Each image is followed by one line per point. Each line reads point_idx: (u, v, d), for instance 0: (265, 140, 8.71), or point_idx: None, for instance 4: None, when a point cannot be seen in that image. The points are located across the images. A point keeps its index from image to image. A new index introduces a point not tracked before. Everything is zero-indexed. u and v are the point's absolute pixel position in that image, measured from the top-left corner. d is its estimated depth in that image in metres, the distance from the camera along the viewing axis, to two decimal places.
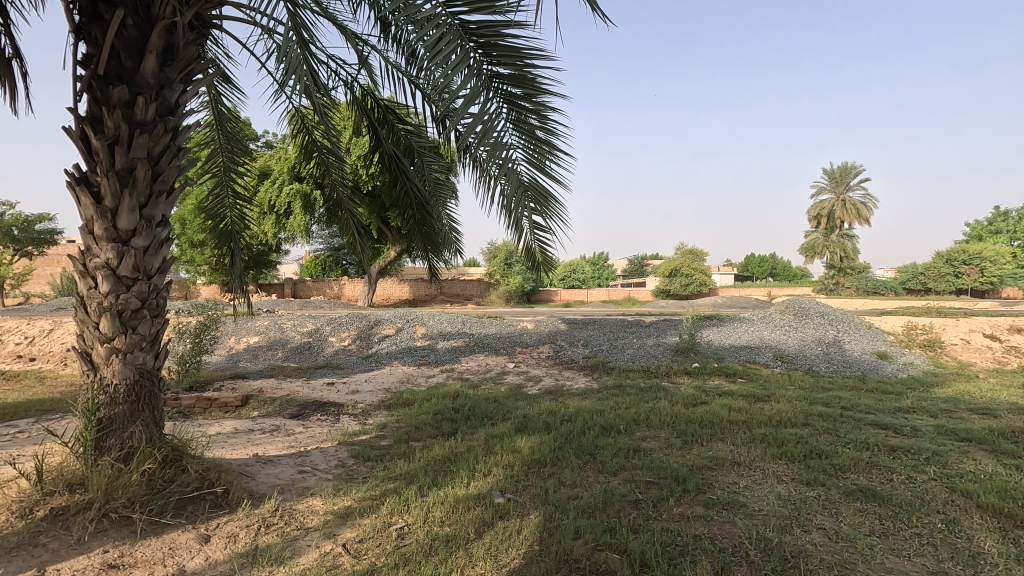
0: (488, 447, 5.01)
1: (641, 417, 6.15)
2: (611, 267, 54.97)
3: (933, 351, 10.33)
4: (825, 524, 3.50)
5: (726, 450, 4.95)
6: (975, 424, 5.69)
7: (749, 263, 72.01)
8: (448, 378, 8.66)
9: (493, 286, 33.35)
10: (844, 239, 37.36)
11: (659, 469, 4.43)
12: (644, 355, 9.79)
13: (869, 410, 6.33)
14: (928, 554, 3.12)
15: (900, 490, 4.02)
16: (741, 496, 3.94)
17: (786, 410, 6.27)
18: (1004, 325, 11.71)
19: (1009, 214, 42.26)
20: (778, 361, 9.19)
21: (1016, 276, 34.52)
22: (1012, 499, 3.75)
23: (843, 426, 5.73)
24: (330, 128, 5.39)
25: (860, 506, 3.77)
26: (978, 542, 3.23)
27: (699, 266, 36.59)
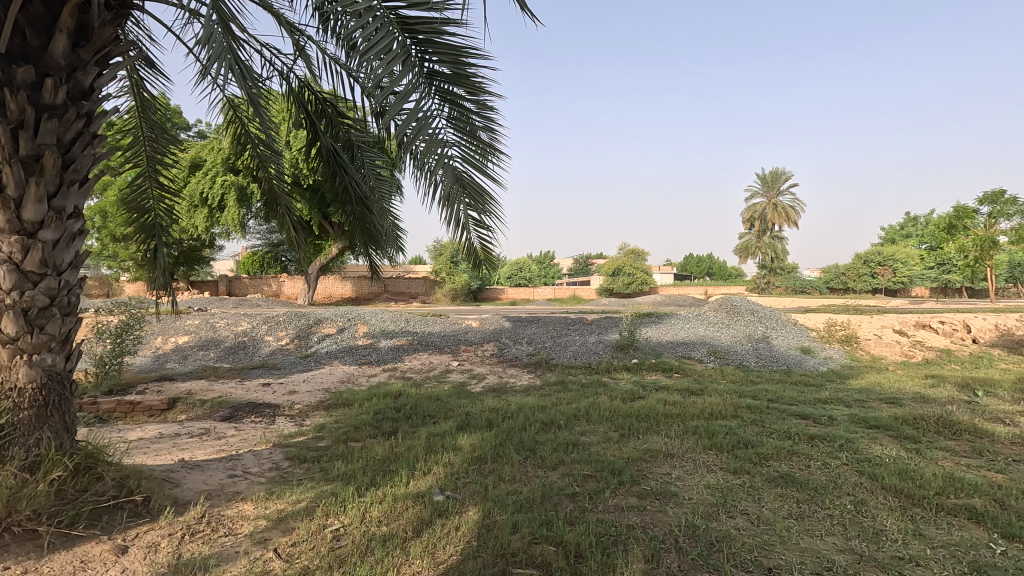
0: (428, 446, 4.98)
1: (582, 412, 6.30)
2: (557, 266, 55.78)
3: (850, 345, 11.11)
4: (749, 510, 3.70)
5: (661, 443, 5.14)
6: (884, 412, 6.17)
7: (688, 263, 74.88)
8: (390, 377, 8.54)
9: (439, 284, 33.14)
10: (774, 241, 39.42)
11: (597, 462, 4.55)
12: (586, 352, 9.99)
13: (793, 402, 6.74)
14: (838, 533, 3.37)
15: (816, 475, 4.31)
16: (672, 486, 4.11)
17: (717, 402, 6.59)
18: (912, 321, 12.74)
19: (918, 219, 45.96)
20: (712, 357, 9.62)
21: (923, 277, 37.55)
22: (910, 480, 4.11)
23: (768, 417, 6.08)
24: (265, 120, 5.20)
25: (781, 491, 4.02)
26: (881, 520, 3.52)
27: (640, 266, 37.76)
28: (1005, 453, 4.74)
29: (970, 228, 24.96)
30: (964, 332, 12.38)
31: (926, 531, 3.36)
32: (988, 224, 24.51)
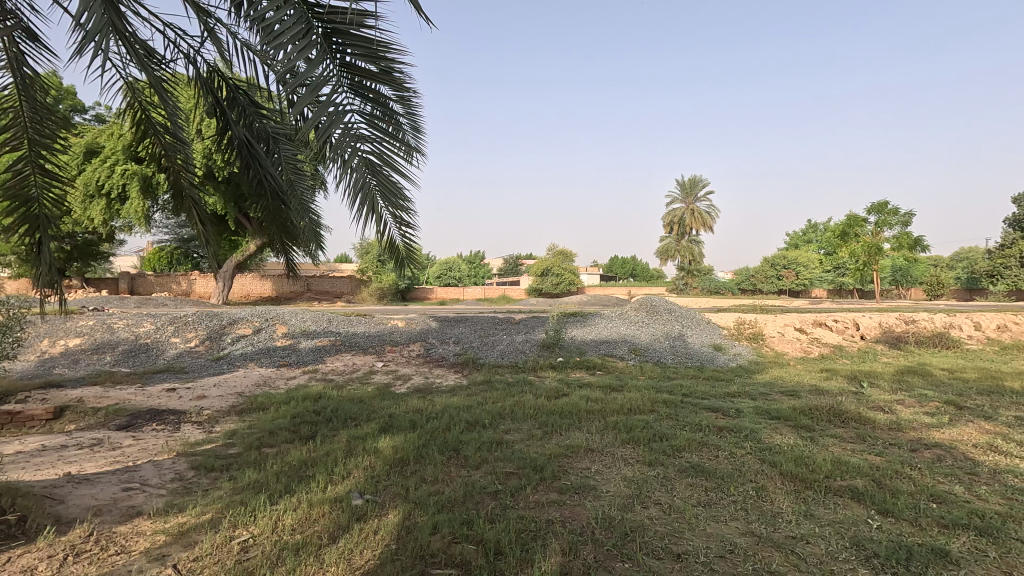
0: (348, 450, 4.84)
1: (507, 410, 6.35)
2: (487, 266, 55.93)
3: (757, 342, 11.93)
4: (662, 500, 3.88)
5: (582, 438, 5.28)
6: (784, 404, 6.68)
7: (613, 264, 77.42)
8: (310, 379, 8.21)
9: (365, 283, 32.29)
10: (693, 245, 41.47)
11: (519, 459, 4.61)
12: (513, 351, 10.08)
13: (705, 396, 7.14)
14: (740, 518, 3.61)
15: (723, 464, 4.59)
16: (591, 480, 4.24)
17: (636, 398, 6.87)
18: (810, 319, 13.86)
19: (817, 226, 50.14)
20: (633, 354, 10.01)
21: (822, 279, 40.95)
22: (804, 465, 4.47)
23: (682, 411, 6.41)
24: (170, 106, 4.84)
25: (691, 481, 4.25)
26: (778, 504, 3.81)
27: (568, 267, 38.61)
28: (883, 438, 5.28)
29: (860, 236, 27.48)
30: (853, 330, 13.64)
31: (816, 512, 3.67)
32: (875, 233, 27.11)
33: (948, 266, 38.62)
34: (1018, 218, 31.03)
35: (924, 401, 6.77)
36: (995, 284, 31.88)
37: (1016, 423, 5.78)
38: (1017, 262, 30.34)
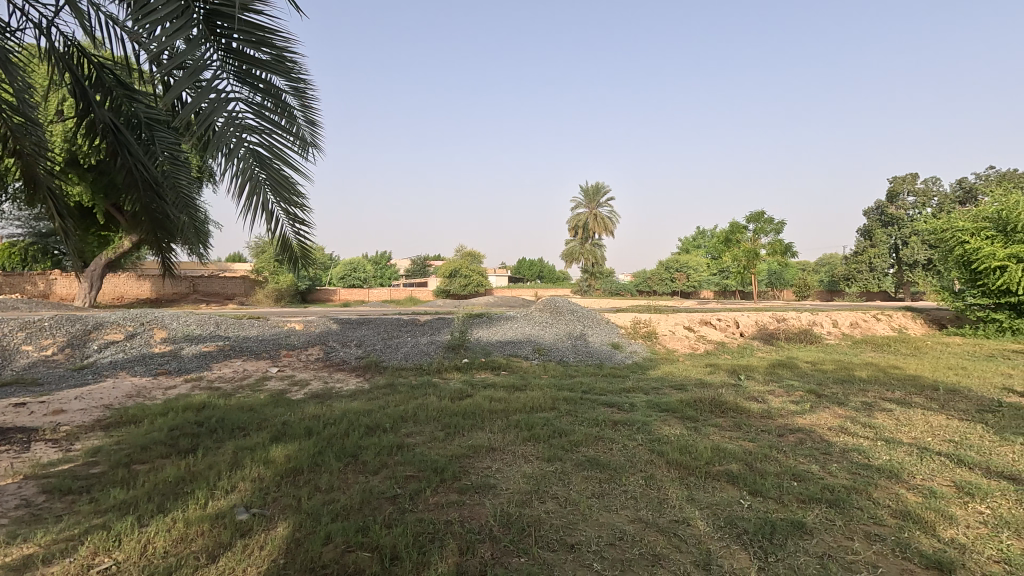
0: (235, 461, 4.51)
1: (409, 413, 6.24)
2: (394, 267, 54.67)
3: (651, 340, 12.69)
4: (559, 494, 4.01)
5: (485, 438, 5.33)
6: (673, 397, 7.16)
7: (521, 266, 78.80)
8: (193, 387, 7.56)
9: (260, 284, 30.31)
10: (596, 248, 43.13)
11: (420, 462, 4.55)
12: (417, 353, 9.93)
13: (603, 392, 7.47)
14: (630, 506, 3.81)
15: (616, 456, 4.83)
16: (492, 479, 4.28)
17: (538, 396, 7.04)
18: (697, 318, 14.97)
19: (706, 233, 54.30)
20: (536, 354, 10.26)
21: (710, 282, 44.36)
22: (687, 453, 4.82)
23: (581, 407, 6.66)
24: (17, 82, 4.25)
25: (586, 474, 4.43)
26: (664, 491, 4.07)
27: (476, 268, 38.76)
28: (755, 425, 5.82)
29: (741, 242, 30.11)
30: (734, 327, 14.92)
31: (696, 496, 3.96)
32: (753, 239, 29.84)
33: (813, 269, 43.45)
34: (867, 229, 35.57)
35: (790, 391, 7.55)
36: (849, 286, 36.31)
37: (862, 408, 6.62)
38: (867, 267, 34.78)
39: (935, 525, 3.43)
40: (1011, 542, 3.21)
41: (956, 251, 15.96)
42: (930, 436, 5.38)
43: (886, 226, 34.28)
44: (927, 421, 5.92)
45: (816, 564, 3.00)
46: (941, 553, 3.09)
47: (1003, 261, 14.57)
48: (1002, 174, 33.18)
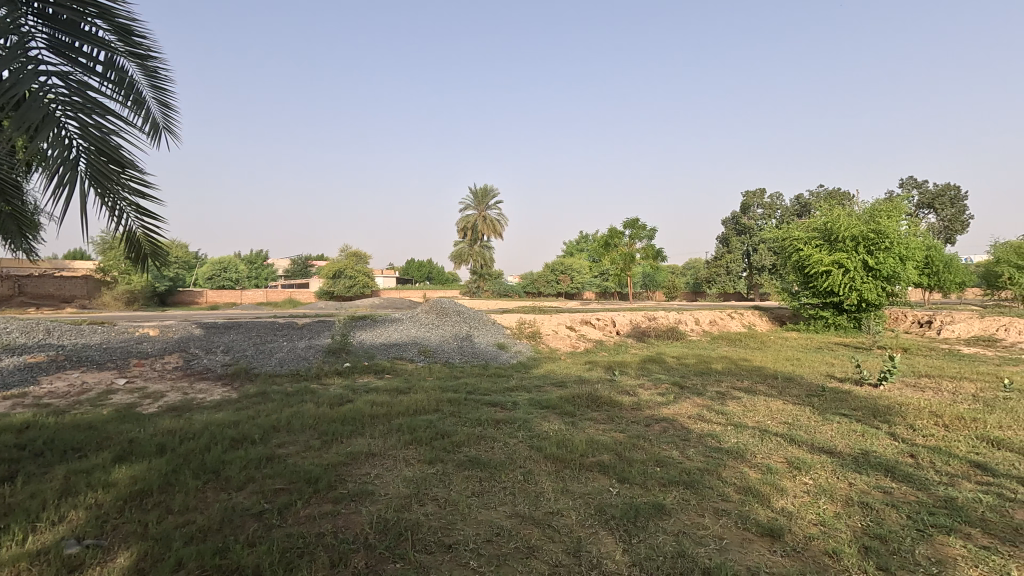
0: (66, 488, 3.93)
1: (282, 423, 5.86)
2: (270, 267, 51.02)
3: (535, 340, 13.08)
4: (439, 495, 3.99)
5: (364, 444, 5.16)
6: (553, 394, 7.45)
7: (410, 267, 77.36)
8: (14, 405, 6.46)
9: (108, 285, 26.73)
10: (485, 250, 43.58)
11: (292, 473, 4.29)
12: (293, 358, 9.35)
13: (487, 392, 7.57)
14: (508, 502, 3.90)
15: (497, 454, 4.92)
16: (370, 486, 4.15)
17: (422, 399, 6.96)
18: (578, 318, 15.71)
19: (588, 237, 57.18)
20: (422, 356, 10.15)
21: (592, 284, 46.78)
22: (564, 447, 5.03)
23: (465, 407, 6.70)
24: None
25: (467, 473, 4.46)
26: (541, 484, 4.22)
27: (362, 269, 37.46)
28: (626, 417, 6.24)
29: (618, 246, 32.10)
30: (611, 327, 15.87)
31: (571, 487, 4.15)
32: (629, 244, 31.96)
33: (680, 272, 47.53)
34: (725, 237, 39.66)
35: (658, 384, 8.20)
36: (710, 288, 40.20)
37: (717, 397, 7.37)
38: (725, 271, 38.75)
39: (769, 497, 3.91)
40: (826, 506, 3.76)
41: (794, 258, 18.35)
42: (769, 419, 6.13)
43: (741, 234, 38.47)
44: (768, 407, 6.74)
45: (672, 541, 3.28)
46: (773, 521, 3.53)
47: (829, 266, 17.02)
48: (829, 193, 38.75)
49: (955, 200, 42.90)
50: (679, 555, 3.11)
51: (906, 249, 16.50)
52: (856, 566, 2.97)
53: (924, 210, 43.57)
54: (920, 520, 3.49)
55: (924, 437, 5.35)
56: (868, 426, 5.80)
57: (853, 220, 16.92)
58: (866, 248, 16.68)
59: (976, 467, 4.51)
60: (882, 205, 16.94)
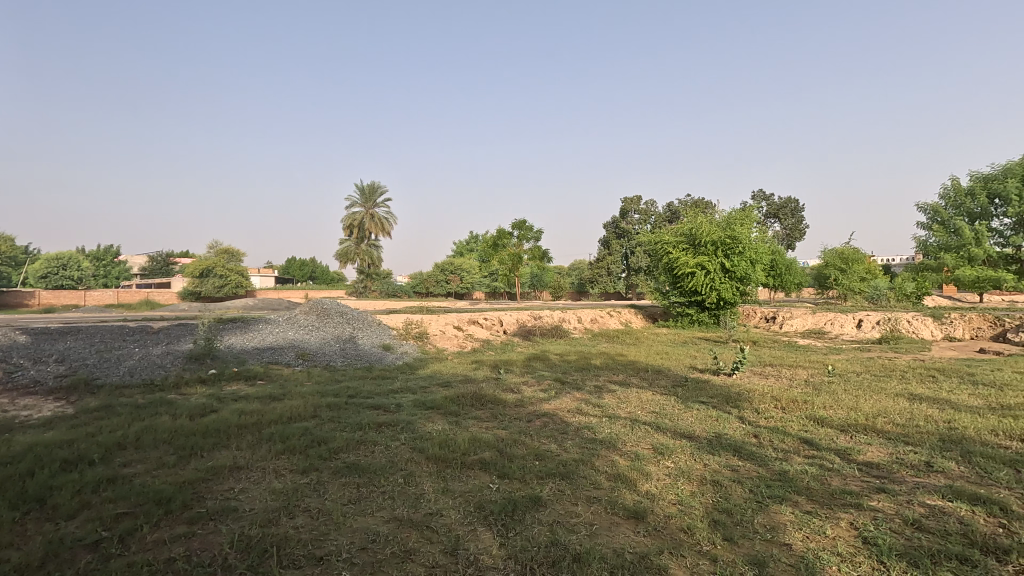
0: None
1: (130, 439, 5.21)
2: (122, 264, 45.18)
3: (422, 341, 12.92)
4: (312, 506, 3.78)
5: (228, 457, 4.75)
6: (438, 394, 7.40)
7: (290, 267, 72.72)
8: None
9: None
10: (372, 249, 42.18)
11: (138, 495, 3.83)
12: (147, 366, 8.36)
13: (369, 395, 7.33)
14: (386, 507, 3.80)
15: (377, 458, 4.78)
16: (233, 501, 3.84)
17: (298, 404, 6.57)
18: (466, 317, 15.76)
19: (478, 237, 57.60)
20: (300, 360, 9.59)
21: (482, 283, 47.16)
22: (447, 447, 5.01)
23: (345, 412, 6.42)
24: None
25: (344, 480, 4.29)
26: (422, 486, 4.17)
27: (234, 268, 34.68)
28: (509, 414, 6.38)
29: (507, 247, 32.73)
30: (498, 326, 16.11)
31: (451, 486, 4.15)
32: (517, 245, 32.74)
33: (566, 272, 49.58)
34: (606, 240, 42.00)
35: (540, 381, 8.46)
36: (592, 287, 42.36)
37: (594, 391, 7.77)
38: (606, 272, 41.05)
39: (636, 482, 4.21)
40: (684, 486, 4.12)
41: (664, 260, 19.90)
42: (639, 409, 6.60)
43: (620, 238, 41.01)
44: (639, 398, 7.24)
45: (547, 531, 3.41)
46: (638, 504, 3.80)
47: (693, 268, 18.72)
48: (695, 201, 42.58)
49: (795, 212, 49.22)
50: (552, 544, 3.23)
51: (756, 253, 18.64)
52: (706, 539, 3.28)
53: (771, 220, 49.46)
54: (759, 492, 3.95)
55: (766, 419, 6.07)
56: (721, 411, 6.46)
57: (713, 227, 18.77)
58: (724, 252, 18.60)
59: (804, 442, 5.21)
60: (736, 214, 18.98)
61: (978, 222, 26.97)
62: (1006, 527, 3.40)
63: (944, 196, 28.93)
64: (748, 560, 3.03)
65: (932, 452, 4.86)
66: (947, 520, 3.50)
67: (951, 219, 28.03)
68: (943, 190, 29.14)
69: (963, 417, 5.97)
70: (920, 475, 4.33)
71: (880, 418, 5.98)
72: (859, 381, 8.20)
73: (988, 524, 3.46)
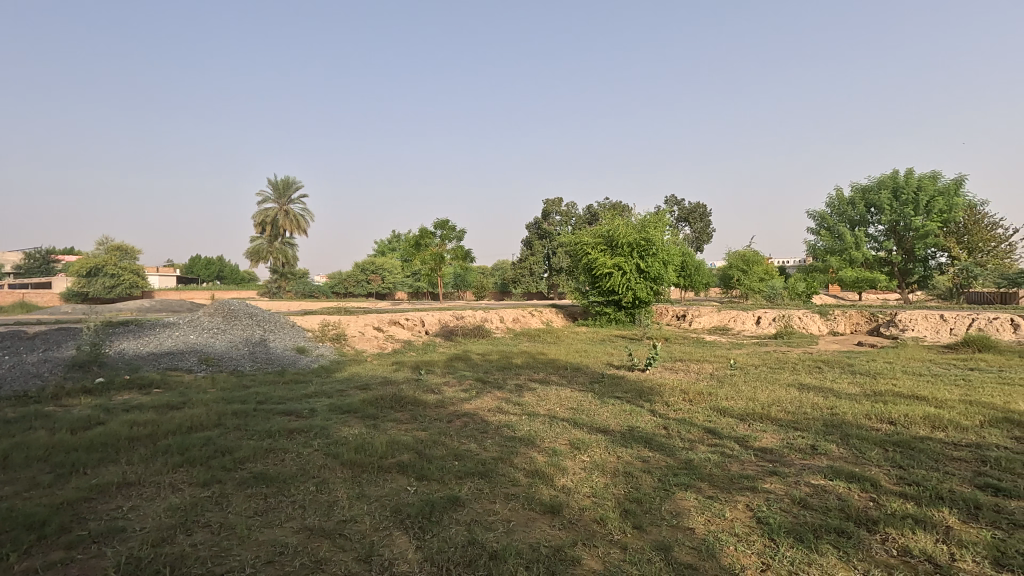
0: None
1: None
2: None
3: (339, 343, 12.47)
4: (213, 520, 3.54)
5: (117, 473, 4.34)
6: (356, 397, 7.18)
7: (196, 267, 67.17)
8: None
9: None
10: (286, 247, 40.12)
11: (4, 521, 3.40)
12: (20, 376, 7.46)
13: (281, 400, 6.98)
14: (296, 517, 3.63)
15: (288, 467, 4.55)
16: (121, 521, 3.51)
17: (200, 413, 6.12)
18: (386, 318, 15.40)
19: (400, 236, 56.46)
20: (203, 365, 8.94)
21: (404, 283, 46.28)
22: (363, 452, 4.87)
23: (253, 419, 6.07)
24: None
25: (250, 491, 4.05)
26: (335, 493, 4.02)
27: (128, 266, 31.79)
28: (429, 415, 6.30)
29: (429, 246, 32.34)
30: (419, 326, 15.88)
31: (367, 492, 4.04)
32: (440, 244, 32.44)
33: (490, 272, 49.78)
34: (528, 240, 42.61)
35: (461, 381, 8.43)
36: (515, 287, 42.78)
37: (515, 389, 7.86)
38: (528, 272, 41.66)
39: (553, 477, 4.31)
40: (598, 479, 4.26)
41: (584, 260, 20.50)
42: (558, 406, 6.76)
43: (542, 238, 41.79)
44: (558, 395, 7.41)
45: (464, 531, 3.40)
46: (554, 498, 3.89)
47: (610, 268, 19.43)
48: (613, 204, 44.21)
49: (703, 216, 52.43)
50: (469, 543, 3.23)
51: (668, 255, 19.67)
52: (617, 528, 3.42)
53: (682, 223, 52.39)
54: (667, 481, 4.16)
55: (675, 411, 6.41)
56: (635, 405, 6.75)
57: (629, 229, 19.58)
58: (639, 253, 19.47)
59: (708, 432, 5.56)
60: (650, 217, 19.93)
61: (858, 229, 30.05)
62: (875, 500, 3.81)
63: (830, 204, 31.96)
64: (655, 546, 3.18)
65: (817, 436, 5.35)
66: (828, 497, 3.87)
67: (835, 225, 31.00)
68: (829, 199, 32.17)
69: (843, 403, 6.63)
70: (806, 458, 4.76)
71: (774, 407, 6.50)
72: (757, 373, 8.87)
73: (861, 498, 3.87)
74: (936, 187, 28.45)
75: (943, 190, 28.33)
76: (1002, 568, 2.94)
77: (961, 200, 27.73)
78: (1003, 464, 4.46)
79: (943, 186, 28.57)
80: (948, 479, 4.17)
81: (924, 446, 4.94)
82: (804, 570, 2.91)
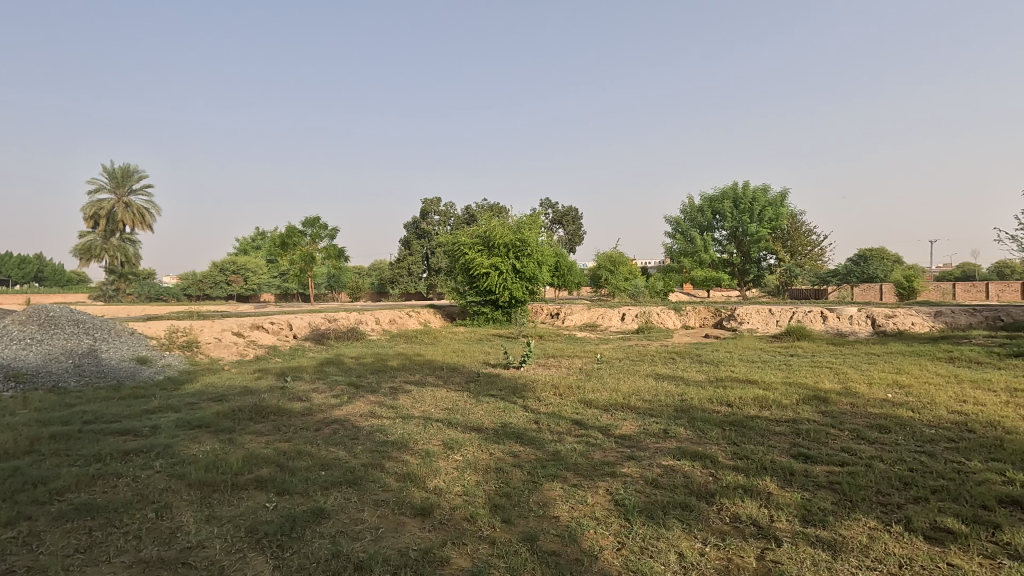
0: None
1: None
2: None
3: (190, 351, 11.22)
4: (17, 565, 3.00)
5: None
6: (209, 410, 6.52)
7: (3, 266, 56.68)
8: None
9: None
10: (125, 244, 35.30)
11: None
12: None
13: (115, 419, 6.13)
14: (128, 549, 3.21)
15: (120, 494, 4.00)
16: None
17: (5, 439, 5.16)
18: (247, 322, 14.17)
19: (265, 235, 52.37)
20: (11, 383, 7.56)
21: (270, 284, 42.98)
22: (215, 469, 4.43)
23: (78, 442, 5.25)
24: None
25: (70, 526, 3.50)
26: (179, 518, 3.62)
27: None
28: (294, 425, 5.91)
29: (298, 246, 30.43)
30: (286, 330, 14.84)
31: (217, 513, 3.68)
32: (310, 244, 30.63)
33: (366, 272, 48.11)
34: (406, 240, 41.90)
35: (332, 386, 8.04)
36: (392, 287, 41.68)
37: (389, 392, 7.67)
38: (406, 272, 40.87)
39: (425, 478, 4.27)
40: (469, 477, 4.30)
41: (461, 260, 20.56)
42: (433, 408, 6.71)
43: (420, 238, 41.29)
44: (432, 396, 7.35)
45: (328, 544, 3.23)
46: (425, 500, 3.85)
47: (488, 269, 19.71)
48: (490, 205, 44.82)
49: (575, 219, 55.29)
50: (333, 557, 3.07)
51: (542, 255, 20.45)
52: (487, 524, 3.47)
53: (556, 226, 54.92)
54: (535, 474, 4.31)
55: (545, 406, 6.68)
56: (508, 402, 6.93)
57: (505, 230, 20.01)
58: (515, 253, 19.99)
59: (575, 423, 5.88)
60: (525, 220, 20.55)
61: (706, 233, 33.65)
62: (713, 475, 4.29)
63: (683, 211, 35.35)
64: (522, 538, 3.29)
65: (668, 421, 5.89)
66: (675, 475, 4.28)
67: (687, 230, 34.41)
68: (682, 206, 35.60)
69: (691, 390, 7.37)
70: (659, 441, 5.23)
71: (634, 397, 7.03)
72: (619, 366, 9.56)
73: (702, 474, 4.33)
74: (766, 199, 32.86)
75: (771, 202, 32.67)
76: (808, 523, 3.46)
77: (785, 210, 32.21)
78: (811, 435, 5.27)
79: (771, 197, 33.07)
80: (771, 451, 4.82)
81: (754, 423, 5.66)
82: (652, 544, 3.19)
